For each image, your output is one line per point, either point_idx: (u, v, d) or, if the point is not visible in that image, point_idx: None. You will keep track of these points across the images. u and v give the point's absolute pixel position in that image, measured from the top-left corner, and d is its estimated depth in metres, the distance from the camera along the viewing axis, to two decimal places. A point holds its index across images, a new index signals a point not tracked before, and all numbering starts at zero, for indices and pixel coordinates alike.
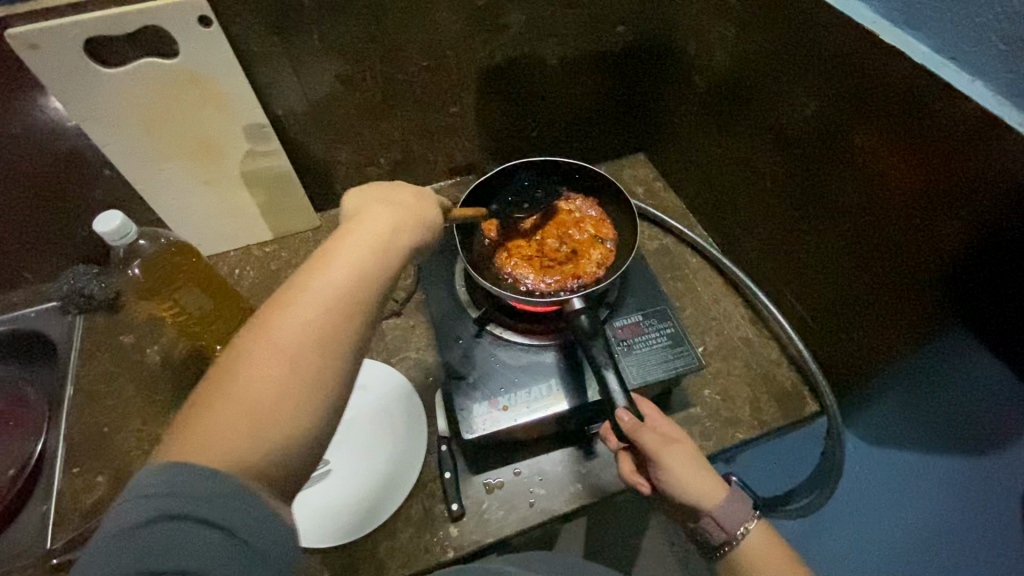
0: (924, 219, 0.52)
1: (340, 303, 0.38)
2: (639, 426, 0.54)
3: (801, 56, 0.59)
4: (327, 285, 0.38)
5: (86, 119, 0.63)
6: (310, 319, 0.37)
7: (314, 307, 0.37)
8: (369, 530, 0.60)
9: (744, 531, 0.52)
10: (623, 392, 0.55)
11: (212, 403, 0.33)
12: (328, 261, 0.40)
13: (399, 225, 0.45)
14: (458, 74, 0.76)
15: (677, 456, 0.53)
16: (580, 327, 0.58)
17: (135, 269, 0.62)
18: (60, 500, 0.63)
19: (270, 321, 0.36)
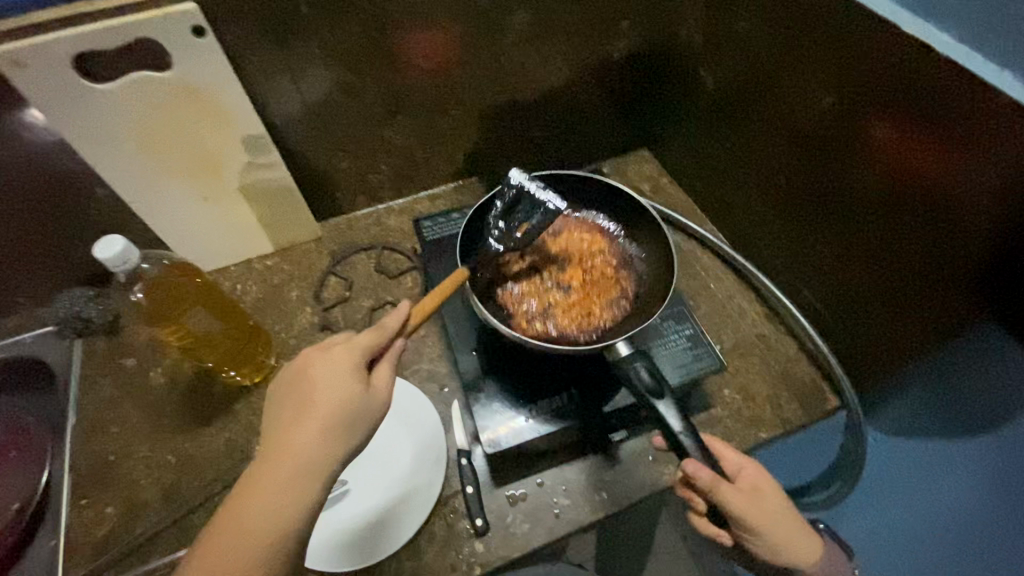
0: (951, 215, 0.51)
1: (257, 541, 0.42)
2: (721, 480, 0.50)
3: (816, 48, 0.58)
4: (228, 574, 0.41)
5: (77, 137, 0.60)
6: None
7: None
8: (393, 549, 0.59)
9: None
10: (696, 442, 0.50)
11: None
12: (260, 479, 0.44)
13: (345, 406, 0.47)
14: (460, 76, 0.74)
15: (767, 514, 0.54)
16: (638, 383, 0.52)
17: (137, 293, 0.59)
18: (68, 534, 0.61)
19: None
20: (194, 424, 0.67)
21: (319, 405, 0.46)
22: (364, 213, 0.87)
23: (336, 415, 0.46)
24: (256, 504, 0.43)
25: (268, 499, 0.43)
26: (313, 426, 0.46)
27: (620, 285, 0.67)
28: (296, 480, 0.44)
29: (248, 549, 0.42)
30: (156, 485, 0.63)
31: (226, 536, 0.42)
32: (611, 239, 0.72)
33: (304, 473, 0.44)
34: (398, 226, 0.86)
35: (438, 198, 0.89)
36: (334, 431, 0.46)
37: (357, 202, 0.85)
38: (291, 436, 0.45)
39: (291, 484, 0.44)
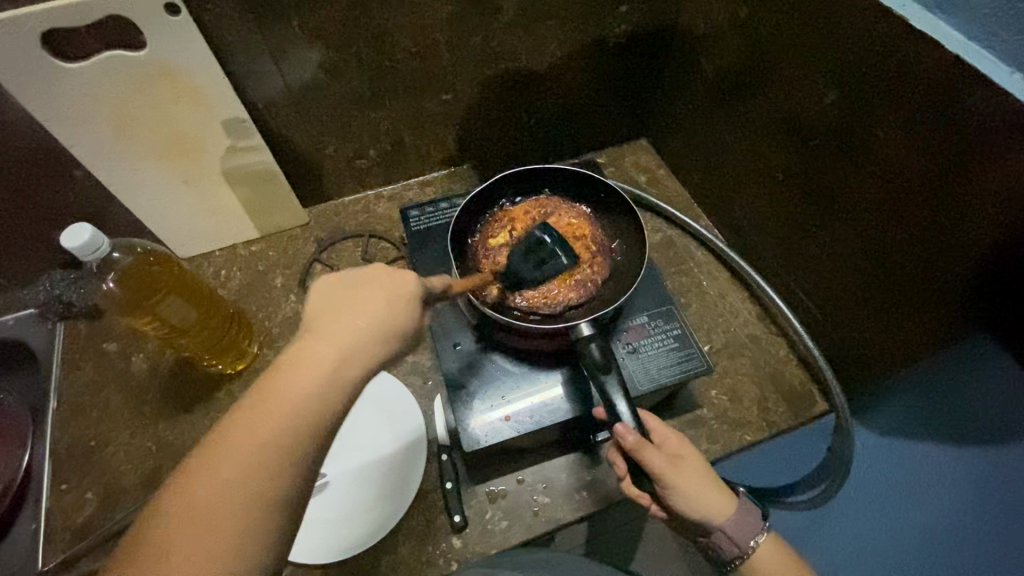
0: (951, 221, 0.49)
1: (269, 452, 0.37)
2: (646, 446, 0.50)
3: (821, 41, 0.55)
4: (227, 486, 0.35)
5: (49, 118, 0.58)
6: (219, 513, 0.35)
7: (206, 511, 0.35)
8: (380, 536, 0.59)
9: (753, 543, 0.52)
10: (631, 411, 0.51)
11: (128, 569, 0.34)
12: (288, 381, 0.39)
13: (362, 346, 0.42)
14: (450, 59, 0.71)
15: (689, 476, 0.51)
16: (591, 360, 0.54)
17: (109, 283, 0.59)
18: (49, 518, 0.61)
19: (190, 487, 0.35)
20: (175, 411, 0.67)
21: (367, 320, 0.43)
22: (352, 199, 0.86)
23: (375, 338, 0.42)
24: (273, 410, 0.37)
25: (289, 404, 0.38)
26: (351, 340, 0.41)
27: (587, 268, 0.64)
28: (323, 395, 0.39)
29: (253, 458, 0.36)
30: (136, 473, 0.63)
31: (228, 443, 0.36)
32: (595, 227, 0.68)
33: (333, 381, 0.40)
34: (387, 214, 0.84)
35: (428, 185, 0.87)
36: (369, 349, 0.42)
37: (345, 187, 0.84)
38: (323, 338, 0.41)
39: (315, 401, 0.39)
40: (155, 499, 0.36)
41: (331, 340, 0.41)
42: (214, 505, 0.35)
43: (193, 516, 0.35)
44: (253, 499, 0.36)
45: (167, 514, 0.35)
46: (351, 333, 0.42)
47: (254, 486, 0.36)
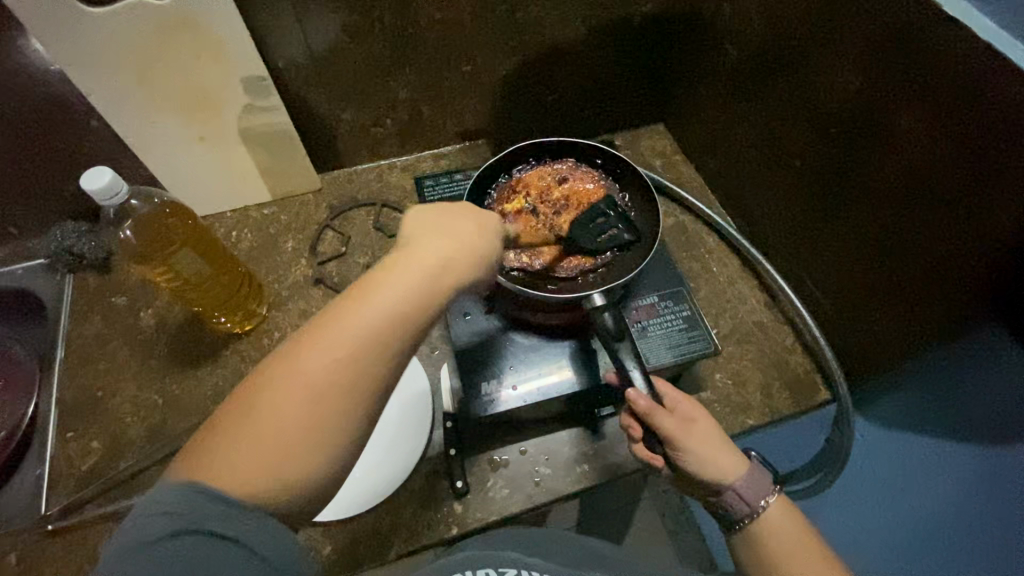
0: (971, 216, 0.49)
1: (353, 354, 0.35)
2: (656, 410, 0.51)
3: (848, 25, 0.55)
4: (320, 374, 0.34)
5: (69, 64, 0.58)
6: (299, 403, 0.34)
7: (291, 394, 0.34)
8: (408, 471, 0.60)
9: (766, 503, 0.51)
10: (645, 377, 0.52)
11: (225, 435, 0.34)
12: (379, 289, 0.37)
13: (454, 269, 0.40)
14: (473, 30, 0.70)
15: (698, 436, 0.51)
16: (604, 327, 0.55)
17: (126, 231, 0.60)
18: (53, 465, 0.62)
19: (288, 370, 0.35)
20: (182, 366, 0.67)
21: (465, 243, 0.42)
22: (366, 167, 0.85)
23: (469, 259, 0.42)
24: (366, 307, 0.36)
25: (377, 309, 0.36)
26: (449, 250, 0.41)
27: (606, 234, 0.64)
28: (417, 298, 0.38)
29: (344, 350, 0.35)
30: (142, 424, 0.64)
31: (320, 332, 0.35)
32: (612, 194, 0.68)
33: (426, 292, 0.38)
34: (400, 184, 0.84)
35: (442, 158, 0.87)
36: (459, 270, 0.41)
37: (359, 155, 0.83)
38: (419, 248, 0.40)
39: (407, 306, 0.37)
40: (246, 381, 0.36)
41: (428, 249, 0.40)
42: (294, 394, 0.34)
43: (286, 398, 0.34)
44: (341, 395, 0.35)
45: (263, 390, 0.34)
46: (446, 245, 0.41)
47: (342, 379, 0.35)
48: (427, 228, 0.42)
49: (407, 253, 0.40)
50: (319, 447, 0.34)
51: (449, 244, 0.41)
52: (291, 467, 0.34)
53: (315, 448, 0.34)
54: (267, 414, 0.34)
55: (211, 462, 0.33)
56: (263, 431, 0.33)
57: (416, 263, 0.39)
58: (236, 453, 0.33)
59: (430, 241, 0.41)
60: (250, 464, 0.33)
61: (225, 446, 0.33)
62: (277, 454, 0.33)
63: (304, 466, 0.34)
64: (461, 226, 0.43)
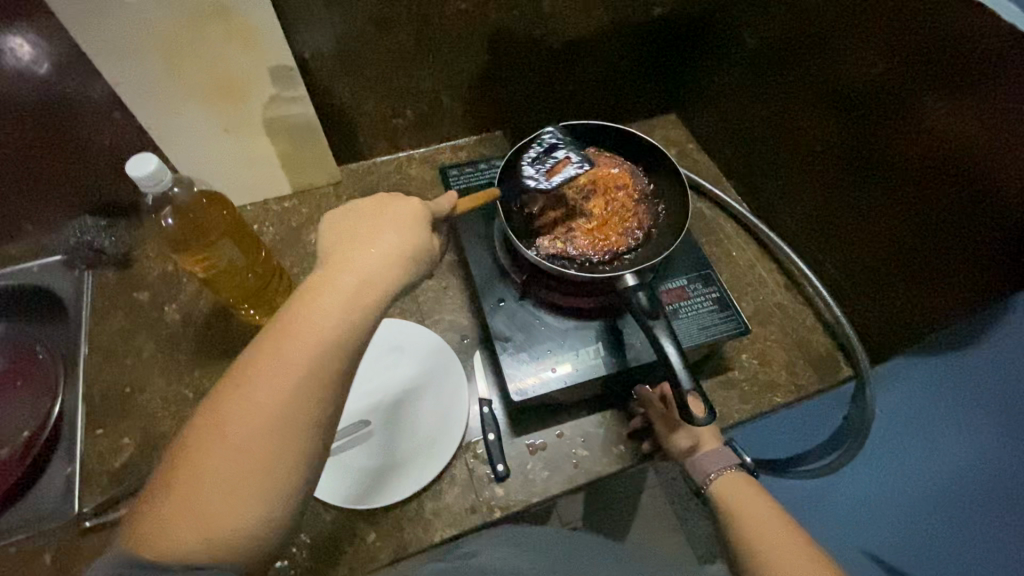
0: (988, 191, 0.51)
1: (296, 374, 0.35)
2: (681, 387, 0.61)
3: (872, 9, 0.57)
4: (276, 394, 0.35)
5: (96, 53, 0.57)
6: (249, 439, 0.33)
7: (237, 435, 0.34)
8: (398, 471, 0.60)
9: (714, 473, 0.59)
10: (680, 353, 0.53)
11: (191, 482, 0.32)
12: (309, 305, 0.38)
13: (381, 269, 0.42)
14: (498, 20, 0.71)
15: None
16: (637, 305, 0.56)
17: (167, 219, 0.58)
18: (85, 462, 0.61)
19: (239, 393, 0.34)
20: (211, 359, 0.67)
21: (389, 244, 0.44)
22: (385, 159, 0.85)
23: (401, 256, 0.44)
24: (303, 314, 0.38)
25: (314, 323, 0.37)
26: (383, 253, 0.43)
27: (635, 216, 0.67)
28: (352, 298, 0.40)
29: (292, 356, 0.36)
30: (174, 419, 0.63)
31: (278, 346, 0.36)
32: (635, 176, 0.70)
33: (355, 297, 0.40)
34: (420, 176, 0.84)
35: (460, 149, 0.88)
36: (386, 269, 0.43)
37: (379, 147, 0.83)
38: (358, 258, 0.43)
39: (343, 305, 0.39)
40: (194, 422, 0.34)
41: (365, 255, 0.42)
42: (245, 432, 0.34)
43: (239, 421, 0.34)
44: (298, 402, 0.35)
45: (220, 423, 0.34)
46: (377, 248, 0.43)
47: (300, 386, 0.35)
48: (347, 241, 0.44)
49: (335, 264, 0.42)
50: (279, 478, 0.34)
51: (373, 249, 0.43)
52: (270, 486, 0.33)
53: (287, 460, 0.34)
54: (222, 447, 0.33)
55: (178, 515, 0.32)
56: (221, 467, 0.33)
57: (345, 274, 0.41)
58: (208, 500, 0.32)
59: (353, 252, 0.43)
60: (219, 504, 0.32)
61: (191, 495, 0.32)
62: (231, 500, 0.32)
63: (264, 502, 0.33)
64: (381, 230, 0.45)
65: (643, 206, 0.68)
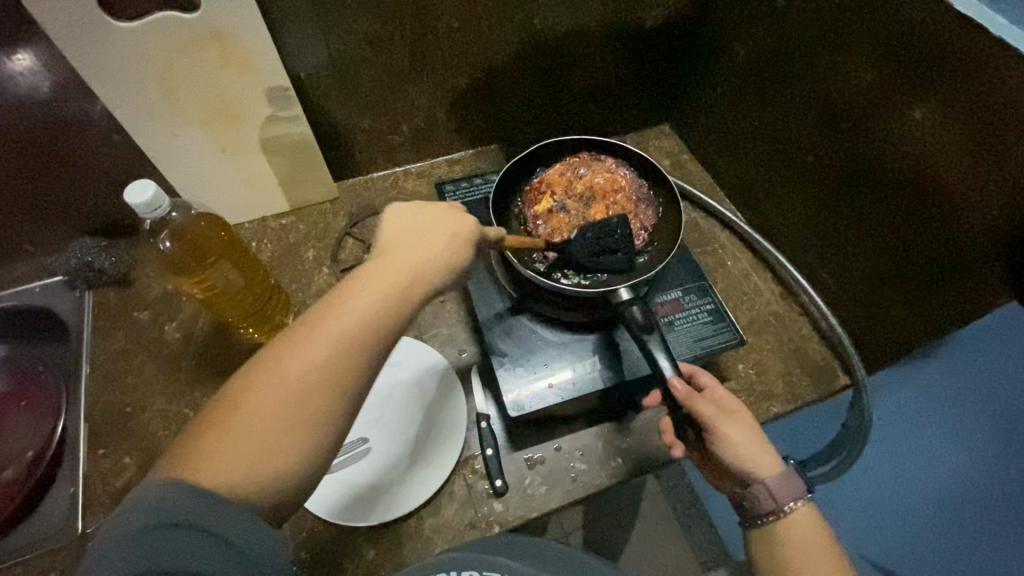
0: (976, 206, 0.52)
1: (341, 352, 0.39)
2: (695, 396, 0.52)
3: (861, 23, 0.57)
4: (314, 367, 0.38)
5: (95, 78, 0.58)
6: (288, 402, 0.37)
7: (281, 390, 0.37)
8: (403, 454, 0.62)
9: (793, 504, 0.51)
10: (673, 365, 0.53)
11: (214, 435, 0.36)
12: (356, 292, 0.41)
13: (422, 263, 0.45)
14: (490, 37, 0.72)
15: (735, 429, 0.52)
16: (632, 320, 0.56)
17: (165, 242, 0.59)
18: (87, 483, 0.61)
19: (271, 372, 0.38)
20: (211, 378, 0.67)
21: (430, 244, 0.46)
22: (382, 174, 0.86)
23: (438, 262, 0.46)
24: (343, 314, 0.40)
25: (358, 313, 0.40)
26: (414, 259, 0.45)
27: (638, 217, 0.67)
28: (387, 305, 0.42)
29: (321, 352, 0.38)
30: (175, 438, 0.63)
31: (320, 322, 0.40)
32: (632, 178, 0.70)
33: (399, 291, 0.43)
34: (416, 190, 0.85)
35: (456, 163, 0.88)
36: (429, 272, 0.45)
37: (375, 163, 0.84)
38: (400, 254, 0.45)
39: (377, 314, 0.41)
40: (231, 382, 0.38)
41: (404, 261, 0.44)
42: (285, 393, 0.37)
43: (269, 397, 0.37)
44: (320, 392, 0.38)
45: (249, 391, 0.37)
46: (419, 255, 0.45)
47: (322, 377, 0.38)
48: (397, 236, 0.47)
49: (382, 256, 0.45)
50: (314, 435, 0.38)
51: (418, 246, 0.46)
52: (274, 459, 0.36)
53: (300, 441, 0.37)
54: (249, 413, 0.37)
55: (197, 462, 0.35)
56: (243, 429, 0.36)
57: (391, 264, 0.44)
58: (222, 456, 0.35)
59: (398, 248, 0.45)
60: (252, 447, 0.36)
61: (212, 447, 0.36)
62: (266, 446, 0.36)
63: (295, 453, 0.37)
64: (426, 228, 0.47)
65: (644, 209, 0.68)
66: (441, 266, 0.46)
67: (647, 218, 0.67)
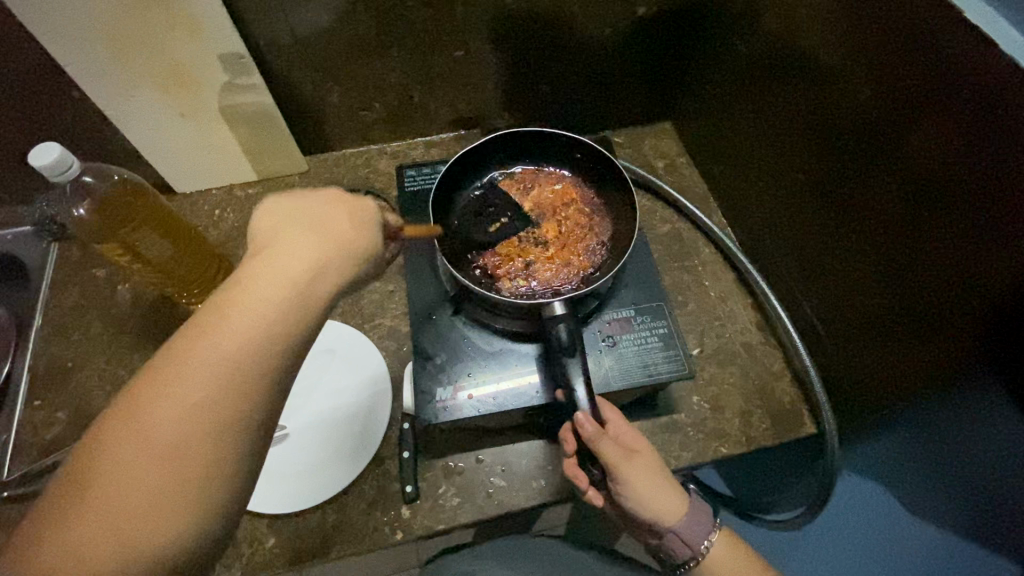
0: (968, 261, 0.44)
1: (230, 368, 0.32)
2: (602, 437, 0.46)
3: (864, 30, 0.49)
4: (199, 400, 0.31)
5: (44, 34, 0.56)
6: (166, 448, 0.30)
7: (161, 439, 0.30)
8: (342, 486, 0.59)
9: (708, 543, 0.49)
10: (589, 397, 0.49)
11: (62, 515, 0.28)
12: (239, 295, 0.34)
13: (326, 254, 0.38)
14: (463, 14, 0.67)
15: (641, 471, 0.48)
16: (557, 340, 0.51)
17: (81, 210, 0.58)
18: (19, 431, 0.63)
19: (128, 420, 0.30)
20: (151, 344, 0.67)
21: (331, 234, 0.39)
22: (355, 152, 0.83)
23: (344, 255, 0.39)
24: (220, 330, 0.32)
25: (245, 318, 0.33)
26: (314, 252, 0.37)
27: (594, 228, 0.64)
28: (281, 306, 0.34)
29: (222, 360, 0.31)
30: (106, 398, 0.64)
31: (196, 341, 0.32)
32: (584, 188, 0.67)
33: (300, 283, 0.36)
34: (387, 171, 0.82)
35: (433, 146, 0.84)
36: (333, 265, 0.38)
37: (348, 139, 0.81)
38: (287, 247, 0.37)
39: (268, 317, 0.33)
40: (95, 431, 0.30)
41: (286, 254, 0.36)
42: (161, 436, 0.30)
43: (142, 443, 0.29)
44: (211, 426, 0.31)
45: (105, 452, 0.29)
46: (313, 245, 0.38)
47: (209, 414, 0.31)
48: (280, 232, 0.39)
49: (263, 250, 0.37)
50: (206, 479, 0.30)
51: (322, 237, 0.39)
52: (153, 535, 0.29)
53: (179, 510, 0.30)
54: (115, 478, 0.29)
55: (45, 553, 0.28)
56: (127, 479, 0.29)
57: (280, 257, 0.36)
58: (84, 529, 0.28)
59: (287, 237, 0.38)
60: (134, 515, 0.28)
61: (59, 533, 0.28)
62: (157, 507, 0.29)
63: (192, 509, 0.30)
64: (322, 218, 0.40)
65: (597, 216, 0.65)
66: (351, 254, 0.40)
67: (603, 229, 0.64)
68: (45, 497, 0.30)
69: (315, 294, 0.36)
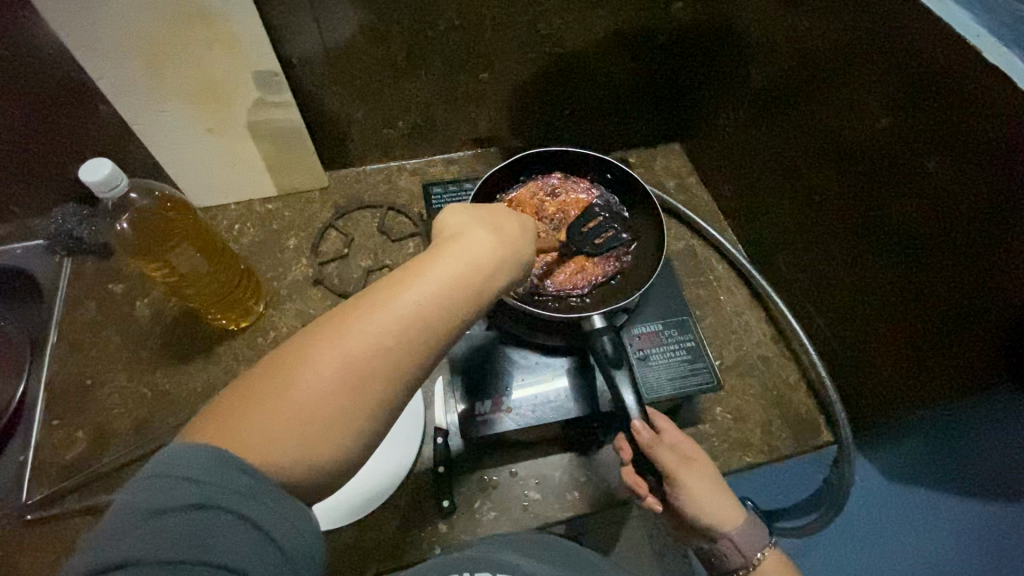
0: (990, 275, 0.46)
1: (406, 332, 0.33)
2: (656, 443, 0.49)
3: (884, 61, 0.52)
4: (370, 351, 0.32)
5: (80, 49, 0.56)
6: (337, 387, 0.31)
7: (334, 374, 0.31)
8: (382, 499, 0.59)
9: (760, 555, 0.50)
10: (640, 405, 0.49)
11: (253, 404, 0.30)
12: (421, 273, 0.34)
13: (502, 257, 0.38)
14: (493, 39, 0.69)
15: (697, 477, 0.50)
16: (601, 352, 0.52)
17: (123, 224, 0.60)
18: (38, 450, 0.61)
19: (317, 344, 0.32)
20: (174, 361, 0.66)
21: (504, 236, 0.39)
22: (376, 168, 0.84)
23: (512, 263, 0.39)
24: (400, 296, 0.33)
25: (432, 295, 0.34)
26: (488, 253, 0.37)
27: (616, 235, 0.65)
28: (456, 297, 0.35)
29: (397, 326, 0.33)
30: (129, 416, 0.63)
31: (377, 303, 0.33)
32: (606, 197, 0.68)
33: (477, 280, 0.36)
34: (408, 187, 0.83)
35: (453, 163, 0.86)
36: (504, 271, 0.38)
37: (369, 156, 0.82)
38: (468, 243, 0.37)
39: (441, 304, 0.34)
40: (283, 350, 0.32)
41: (474, 247, 0.37)
42: (330, 373, 0.31)
43: (316, 377, 0.31)
44: (376, 379, 0.32)
45: (289, 367, 0.31)
46: (487, 246, 0.38)
47: (379, 366, 0.32)
48: (467, 226, 0.39)
49: (452, 241, 0.38)
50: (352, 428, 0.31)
51: (492, 242, 0.38)
52: (320, 452, 0.31)
53: (341, 436, 0.31)
54: (297, 394, 0.30)
55: (231, 433, 0.29)
56: (298, 401, 0.30)
57: (461, 257, 0.36)
58: (261, 430, 0.30)
59: (468, 236, 0.38)
60: (300, 433, 0.30)
61: (248, 419, 0.30)
62: (320, 433, 0.30)
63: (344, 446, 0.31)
64: (494, 219, 0.41)
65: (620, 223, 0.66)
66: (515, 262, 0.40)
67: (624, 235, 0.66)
68: (232, 388, 0.32)
69: (487, 294, 0.36)
